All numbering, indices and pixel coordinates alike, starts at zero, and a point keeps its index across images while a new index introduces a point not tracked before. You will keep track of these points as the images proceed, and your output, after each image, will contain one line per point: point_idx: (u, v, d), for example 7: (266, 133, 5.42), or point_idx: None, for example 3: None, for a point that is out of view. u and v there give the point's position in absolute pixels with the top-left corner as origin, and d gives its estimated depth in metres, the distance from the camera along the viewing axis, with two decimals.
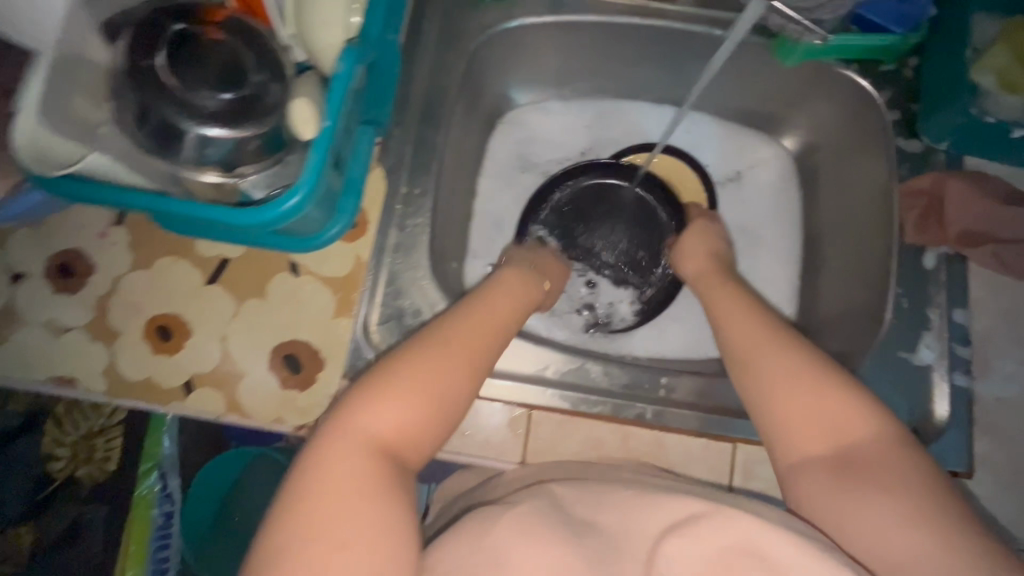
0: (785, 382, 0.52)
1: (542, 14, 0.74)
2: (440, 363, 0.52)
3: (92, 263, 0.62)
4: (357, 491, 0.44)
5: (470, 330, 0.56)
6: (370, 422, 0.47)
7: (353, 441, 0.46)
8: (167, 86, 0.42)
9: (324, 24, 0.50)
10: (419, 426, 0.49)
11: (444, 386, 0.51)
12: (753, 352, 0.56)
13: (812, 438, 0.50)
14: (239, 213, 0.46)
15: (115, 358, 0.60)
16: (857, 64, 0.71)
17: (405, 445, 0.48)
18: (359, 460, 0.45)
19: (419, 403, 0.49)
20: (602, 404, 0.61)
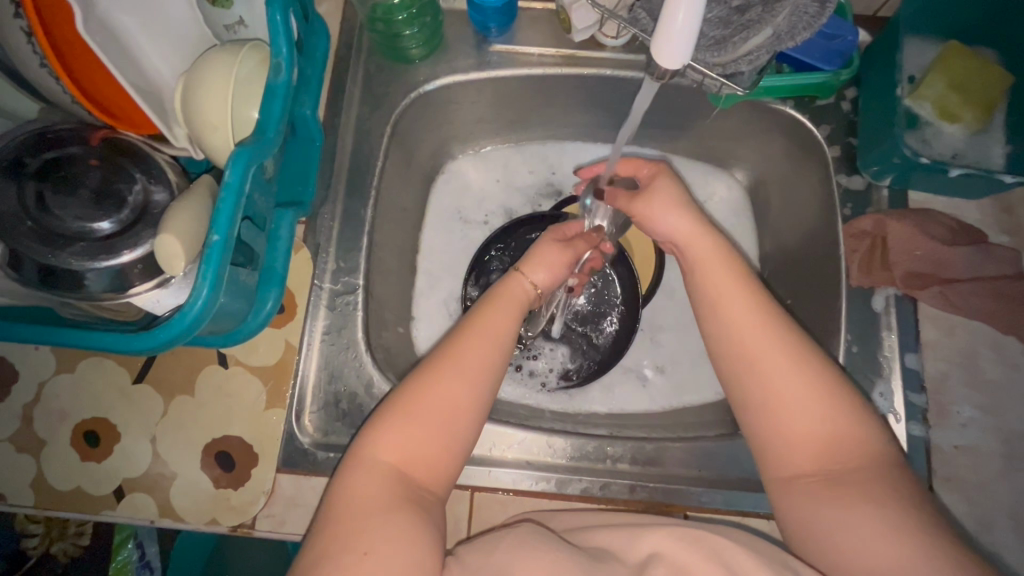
0: (789, 383, 0.47)
1: (468, 72, 0.71)
2: (442, 373, 0.48)
3: (16, 370, 0.61)
4: (381, 520, 0.43)
5: (466, 346, 0.50)
6: (390, 446, 0.46)
7: (377, 466, 0.46)
8: (39, 228, 0.42)
9: (214, 126, 0.48)
10: (427, 451, 0.47)
11: (447, 404, 0.47)
12: (753, 351, 0.48)
13: (798, 448, 0.46)
14: (133, 338, 0.43)
15: (43, 468, 0.59)
16: (794, 100, 0.68)
17: (419, 468, 0.46)
18: (380, 483, 0.45)
19: (429, 422, 0.47)
20: (545, 481, 0.60)
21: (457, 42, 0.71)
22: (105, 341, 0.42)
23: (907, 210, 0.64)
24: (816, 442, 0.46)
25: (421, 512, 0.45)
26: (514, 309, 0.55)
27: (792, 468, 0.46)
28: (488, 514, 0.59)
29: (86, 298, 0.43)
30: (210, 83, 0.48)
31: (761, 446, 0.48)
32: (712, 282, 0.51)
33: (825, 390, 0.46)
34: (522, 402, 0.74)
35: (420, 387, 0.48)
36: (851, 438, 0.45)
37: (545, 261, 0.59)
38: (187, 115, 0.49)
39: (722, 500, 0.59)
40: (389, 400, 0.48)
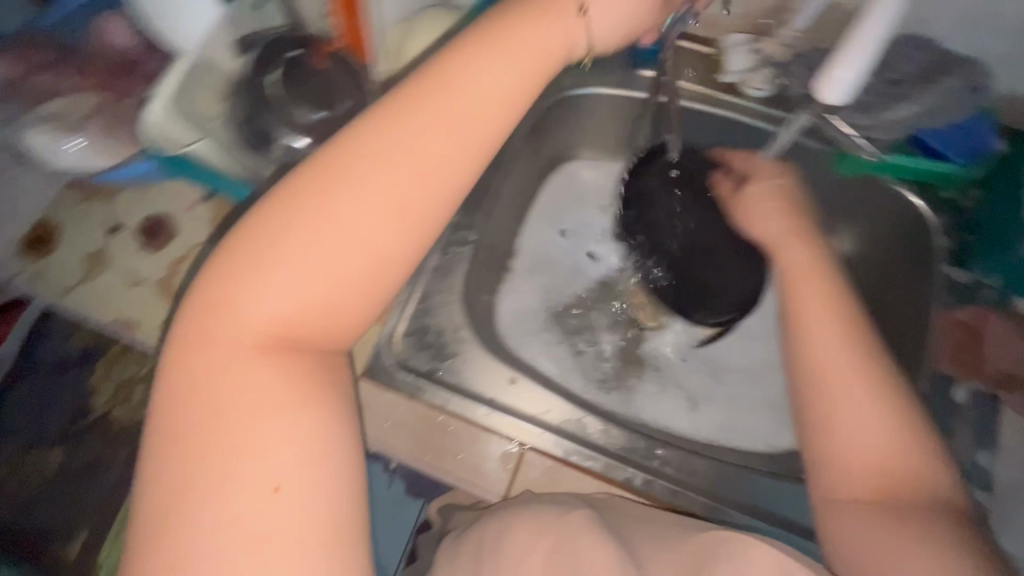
0: (847, 412, 0.52)
1: (614, 88, 0.79)
2: (305, 222, 0.41)
3: (177, 230, 0.71)
4: (265, 418, 0.38)
5: (341, 172, 0.41)
6: (248, 313, 0.40)
7: (233, 341, 0.40)
8: (274, 102, 0.51)
9: (415, 69, 0.58)
10: (309, 323, 0.41)
11: (332, 259, 0.40)
12: (831, 370, 0.54)
13: (857, 469, 0.50)
14: None
15: (171, 315, 0.68)
16: (914, 184, 0.70)
17: (300, 338, 0.41)
18: (262, 374, 0.39)
19: (287, 288, 0.40)
20: (594, 460, 0.62)
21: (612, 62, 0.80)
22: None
23: (1008, 314, 0.65)
24: (873, 463, 0.50)
25: (323, 389, 0.41)
26: (437, 138, 0.43)
27: (845, 484, 0.50)
28: (534, 474, 0.61)
29: (278, 171, 0.53)
30: (422, 35, 0.58)
31: (822, 457, 0.52)
32: (806, 323, 0.57)
33: (884, 430, 0.51)
34: (583, 395, 0.77)
35: (295, 243, 0.40)
36: (906, 471, 0.49)
37: (611, 3, 0.50)
38: (396, 57, 0.59)
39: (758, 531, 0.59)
40: (229, 255, 0.41)
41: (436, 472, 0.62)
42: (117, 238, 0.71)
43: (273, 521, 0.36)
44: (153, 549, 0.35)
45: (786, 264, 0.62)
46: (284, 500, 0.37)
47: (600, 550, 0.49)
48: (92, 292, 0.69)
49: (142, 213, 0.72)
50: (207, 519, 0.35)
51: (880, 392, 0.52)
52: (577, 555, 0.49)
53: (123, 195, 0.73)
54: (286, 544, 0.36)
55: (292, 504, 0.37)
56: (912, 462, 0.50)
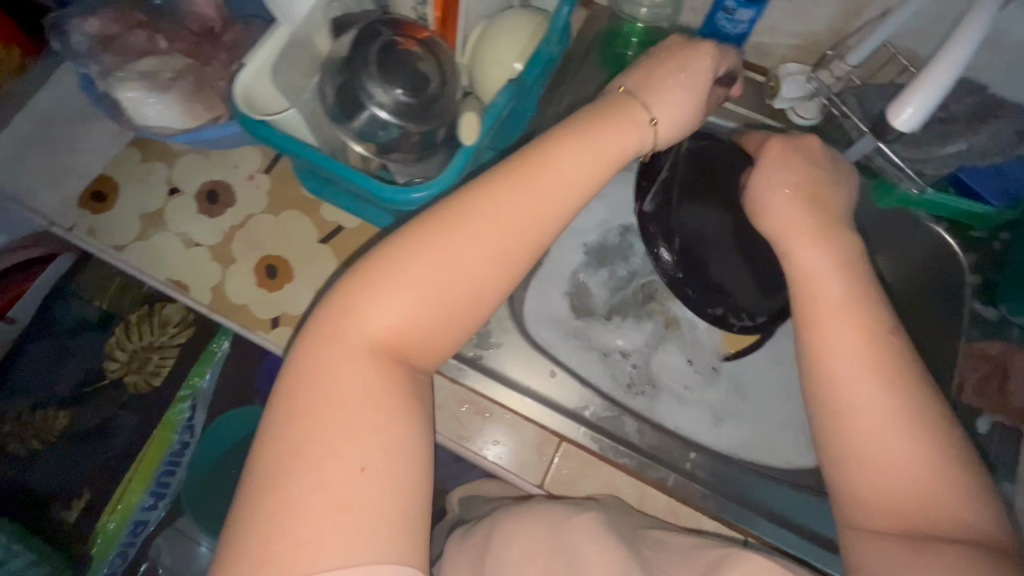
0: (869, 432, 0.46)
1: None
2: (430, 240, 0.44)
3: (234, 198, 0.73)
4: (370, 407, 0.40)
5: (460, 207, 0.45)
6: (370, 319, 0.43)
7: (353, 342, 0.42)
8: (367, 76, 0.52)
9: (495, 64, 0.60)
10: (420, 331, 0.44)
11: (450, 275, 0.43)
12: (856, 384, 0.47)
13: (890, 503, 0.44)
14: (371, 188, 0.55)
15: (225, 280, 0.69)
16: (948, 222, 0.73)
17: (409, 346, 0.44)
18: (360, 373, 0.41)
19: (403, 306, 0.43)
20: (628, 457, 0.63)
21: None
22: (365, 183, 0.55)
23: None
24: (909, 495, 0.44)
25: (416, 396, 0.44)
26: (552, 187, 0.47)
27: (870, 518, 0.45)
28: (568, 465, 0.64)
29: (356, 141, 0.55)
30: (504, 32, 0.60)
31: (842, 487, 0.47)
32: (836, 338, 0.49)
33: (921, 455, 0.44)
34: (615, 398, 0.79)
35: (416, 258, 0.43)
36: (948, 510, 0.43)
37: (672, 100, 0.53)
38: (476, 51, 0.61)
39: (787, 541, 0.61)
40: (360, 267, 0.44)
41: (474, 455, 0.64)
42: (175, 200, 0.72)
43: (356, 501, 0.37)
44: (251, 514, 0.37)
45: (802, 263, 0.53)
46: (369, 481, 0.38)
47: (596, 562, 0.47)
48: (148, 251, 0.70)
49: (200, 179, 0.73)
50: (301, 485, 0.37)
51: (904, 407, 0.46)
52: (576, 553, 0.48)
53: (183, 160, 0.74)
54: (368, 525, 0.37)
55: (378, 486, 0.38)
56: (946, 496, 0.43)
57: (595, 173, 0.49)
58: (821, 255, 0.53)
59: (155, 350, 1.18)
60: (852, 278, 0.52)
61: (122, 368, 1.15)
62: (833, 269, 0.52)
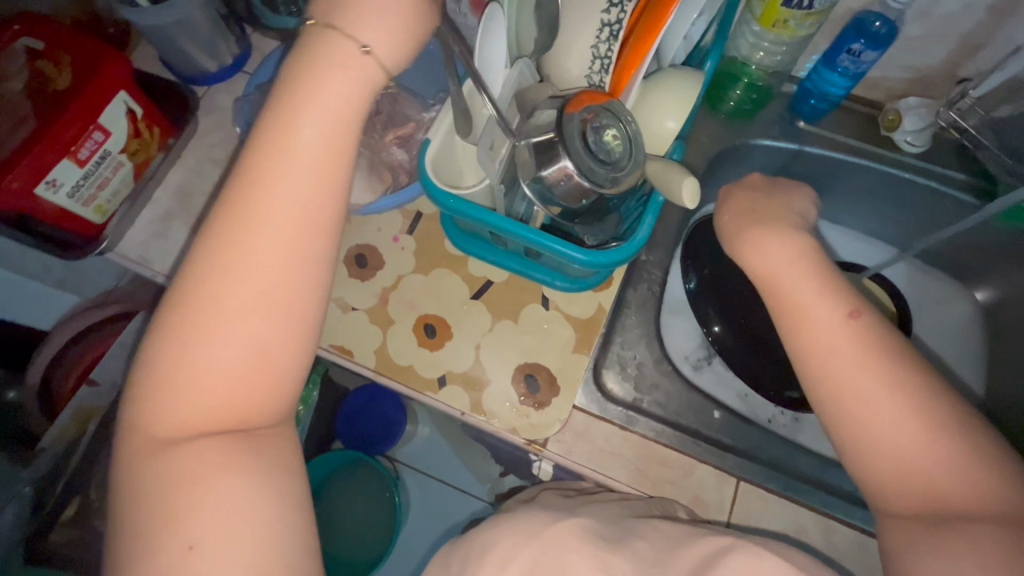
0: (881, 424, 0.51)
1: (776, 139, 0.85)
2: (213, 288, 0.41)
3: (382, 260, 0.74)
4: (198, 477, 0.40)
5: (219, 246, 0.41)
6: (172, 396, 0.41)
7: (162, 424, 0.41)
8: (567, 146, 0.53)
9: (657, 119, 0.62)
10: (245, 396, 0.42)
11: (243, 330, 0.41)
12: (836, 371, 0.53)
13: (902, 483, 0.50)
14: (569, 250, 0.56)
15: (386, 341, 0.70)
16: None
17: (232, 413, 0.42)
18: (206, 423, 0.41)
19: (208, 367, 0.41)
20: (806, 493, 0.66)
21: (772, 116, 0.86)
22: (556, 247, 0.56)
23: None
24: (918, 472, 0.50)
25: (257, 458, 0.42)
26: (299, 199, 0.41)
27: (897, 508, 0.51)
28: (750, 503, 0.65)
29: (547, 209, 0.57)
30: (658, 88, 0.61)
31: (869, 483, 0.52)
32: (815, 331, 0.55)
33: (919, 431, 0.50)
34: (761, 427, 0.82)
35: (202, 318, 0.40)
36: (947, 482, 0.49)
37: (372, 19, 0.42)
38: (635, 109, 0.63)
39: None
40: (162, 319, 0.42)
41: None
42: None
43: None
44: None
45: (763, 268, 0.60)
46: (224, 545, 0.38)
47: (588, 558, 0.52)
48: None
49: (346, 243, 0.75)
50: None
51: (884, 390, 0.51)
52: None
53: None
54: None
55: (208, 564, 0.38)
56: (939, 467, 0.49)
57: (330, 179, 0.42)
58: (774, 248, 0.60)
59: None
60: (807, 271, 0.58)
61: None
62: (796, 257, 0.59)
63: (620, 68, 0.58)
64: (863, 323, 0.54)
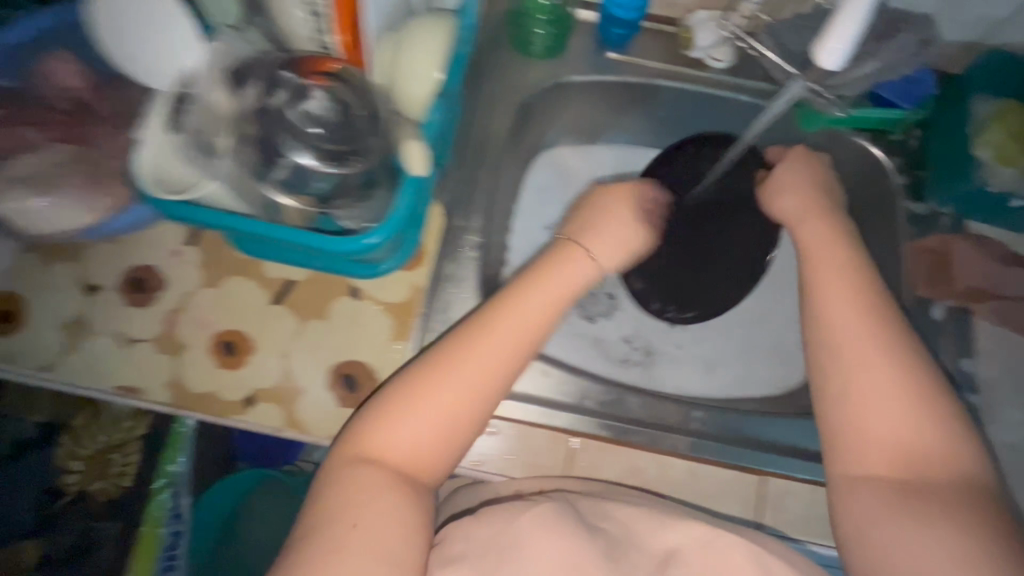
0: (870, 392, 0.55)
1: (587, 74, 0.80)
2: (452, 371, 0.54)
3: (164, 279, 0.66)
4: (381, 493, 0.50)
5: (471, 343, 0.56)
6: (394, 443, 0.52)
7: (382, 460, 0.52)
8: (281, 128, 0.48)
9: (412, 75, 0.55)
10: (431, 450, 0.53)
11: (446, 405, 0.53)
12: (850, 351, 0.57)
13: (881, 448, 0.54)
14: (331, 241, 0.50)
15: (179, 370, 0.63)
16: (868, 133, 0.77)
17: (417, 467, 0.53)
18: (378, 469, 0.51)
19: (409, 424, 0.53)
20: (641, 434, 0.66)
21: (581, 48, 0.80)
22: (300, 237, 0.50)
23: (968, 235, 0.73)
24: (899, 444, 0.53)
25: (413, 496, 0.51)
26: (531, 325, 0.58)
27: (864, 470, 0.54)
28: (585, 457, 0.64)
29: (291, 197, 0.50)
30: (414, 43, 0.55)
31: (852, 449, 0.55)
32: (825, 313, 0.60)
33: (912, 412, 0.53)
34: (614, 372, 0.81)
35: (432, 394, 0.53)
36: (923, 449, 0.52)
37: (608, 236, 0.65)
38: (389, 68, 0.56)
39: (797, 468, 0.66)
40: (395, 385, 0.55)
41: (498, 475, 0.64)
42: (95, 299, 0.65)
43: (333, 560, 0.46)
44: None
45: (803, 237, 0.66)
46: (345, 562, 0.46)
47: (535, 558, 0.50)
48: (81, 362, 0.63)
49: (118, 268, 0.66)
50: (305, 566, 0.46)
51: (898, 372, 0.55)
52: None
53: (91, 252, 0.66)
54: None
55: (353, 552, 0.47)
56: (936, 439, 0.53)
57: (552, 315, 0.60)
58: (602, 236, 0.65)
59: (115, 449, 0.85)
60: (845, 245, 0.64)
61: (84, 478, 0.84)
62: (827, 240, 0.64)
63: (339, 19, 0.51)
64: (869, 295, 0.60)
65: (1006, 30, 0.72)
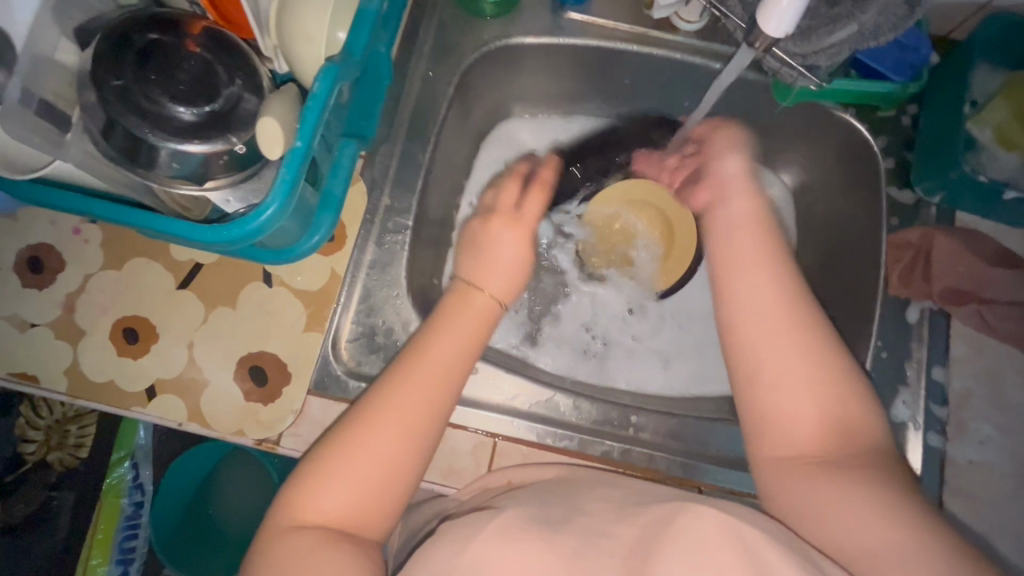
0: (775, 362, 0.49)
1: (539, 35, 0.71)
2: (368, 423, 0.47)
3: (63, 260, 0.61)
4: (307, 556, 0.42)
5: (390, 391, 0.48)
6: (314, 506, 0.45)
7: (299, 529, 0.44)
8: (134, 101, 0.42)
9: (305, 36, 0.48)
10: (362, 506, 0.45)
11: (371, 459, 0.46)
12: (763, 330, 0.50)
13: (797, 422, 0.48)
14: (202, 229, 0.44)
15: (78, 358, 0.60)
16: (854, 108, 0.68)
17: (352, 525, 0.45)
18: (306, 541, 0.43)
19: (334, 484, 0.45)
20: (569, 439, 0.61)
21: (533, 4, 0.71)
22: (167, 223, 0.44)
23: (955, 228, 0.65)
24: (819, 421, 0.47)
25: (350, 561, 0.43)
26: (429, 384, 0.49)
27: (783, 452, 0.48)
28: (508, 462, 0.59)
29: (163, 182, 0.44)
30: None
31: (754, 426, 0.50)
32: (754, 318, 0.51)
33: (817, 372, 0.48)
34: (565, 365, 0.75)
35: (347, 450, 0.46)
36: (844, 415, 0.47)
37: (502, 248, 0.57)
38: (280, 28, 0.49)
39: (739, 482, 0.60)
40: (319, 446, 0.47)
41: None
42: None
43: None
44: None
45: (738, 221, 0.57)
46: None
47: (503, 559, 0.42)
48: None
49: (14, 246, 0.61)
50: None
51: (813, 346, 0.49)
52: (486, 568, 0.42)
53: None
54: None
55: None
56: (848, 401, 0.48)
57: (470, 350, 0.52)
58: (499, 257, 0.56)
59: (75, 419, 0.86)
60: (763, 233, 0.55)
61: (42, 448, 0.84)
62: (753, 227, 0.55)
63: None
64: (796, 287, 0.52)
65: None
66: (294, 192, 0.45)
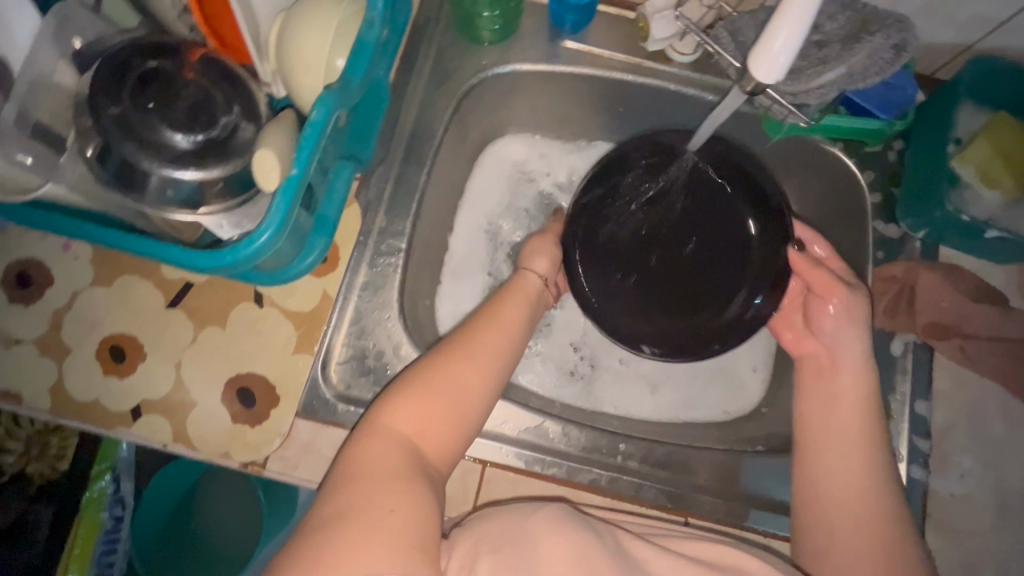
0: (835, 440, 0.55)
1: (537, 62, 0.72)
2: (461, 358, 0.50)
3: (51, 275, 0.61)
4: (393, 475, 0.44)
5: (477, 335, 0.53)
6: (402, 422, 0.47)
7: (387, 440, 0.46)
8: (129, 129, 0.42)
9: (302, 63, 0.49)
10: (439, 430, 0.48)
11: (461, 386, 0.49)
12: (823, 413, 0.57)
13: (844, 514, 0.52)
14: (195, 254, 0.44)
15: (63, 375, 0.59)
16: (843, 143, 0.70)
17: (427, 445, 0.47)
18: (392, 455, 0.45)
19: (424, 404, 0.48)
20: (556, 466, 0.61)
21: (532, 32, 0.72)
22: (159, 249, 0.44)
23: (939, 263, 0.66)
24: (862, 504, 0.52)
25: (424, 486, 0.45)
26: (508, 336, 0.55)
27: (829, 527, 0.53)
28: (495, 488, 0.59)
29: (157, 209, 0.44)
30: (307, 25, 0.49)
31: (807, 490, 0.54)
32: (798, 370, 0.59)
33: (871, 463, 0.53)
34: (552, 387, 0.75)
35: (440, 373, 0.49)
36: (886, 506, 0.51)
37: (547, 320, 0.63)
38: (279, 53, 0.50)
39: (724, 511, 0.60)
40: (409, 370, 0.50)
41: None
42: None
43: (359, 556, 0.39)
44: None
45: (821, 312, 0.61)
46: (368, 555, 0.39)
47: (560, 542, 0.44)
48: None
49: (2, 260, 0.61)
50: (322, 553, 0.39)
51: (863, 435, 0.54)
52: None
53: None
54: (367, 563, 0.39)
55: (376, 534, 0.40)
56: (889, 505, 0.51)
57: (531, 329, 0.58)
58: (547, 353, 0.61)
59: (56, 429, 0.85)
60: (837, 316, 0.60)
61: (21, 459, 0.83)
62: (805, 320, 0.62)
63: None
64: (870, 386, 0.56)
65: (1003, 35, 0.64)
66: (289, 218, 0.45)
